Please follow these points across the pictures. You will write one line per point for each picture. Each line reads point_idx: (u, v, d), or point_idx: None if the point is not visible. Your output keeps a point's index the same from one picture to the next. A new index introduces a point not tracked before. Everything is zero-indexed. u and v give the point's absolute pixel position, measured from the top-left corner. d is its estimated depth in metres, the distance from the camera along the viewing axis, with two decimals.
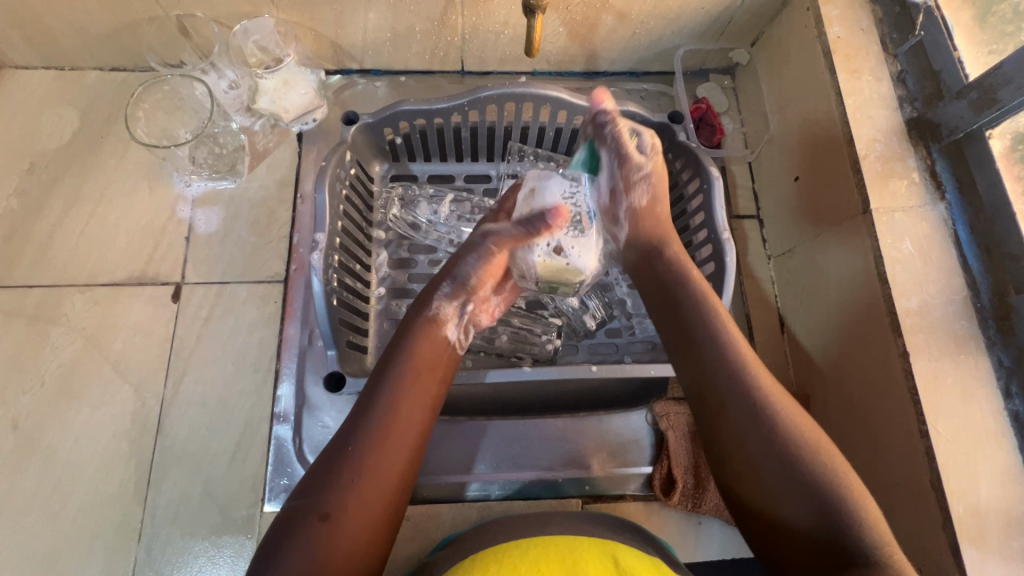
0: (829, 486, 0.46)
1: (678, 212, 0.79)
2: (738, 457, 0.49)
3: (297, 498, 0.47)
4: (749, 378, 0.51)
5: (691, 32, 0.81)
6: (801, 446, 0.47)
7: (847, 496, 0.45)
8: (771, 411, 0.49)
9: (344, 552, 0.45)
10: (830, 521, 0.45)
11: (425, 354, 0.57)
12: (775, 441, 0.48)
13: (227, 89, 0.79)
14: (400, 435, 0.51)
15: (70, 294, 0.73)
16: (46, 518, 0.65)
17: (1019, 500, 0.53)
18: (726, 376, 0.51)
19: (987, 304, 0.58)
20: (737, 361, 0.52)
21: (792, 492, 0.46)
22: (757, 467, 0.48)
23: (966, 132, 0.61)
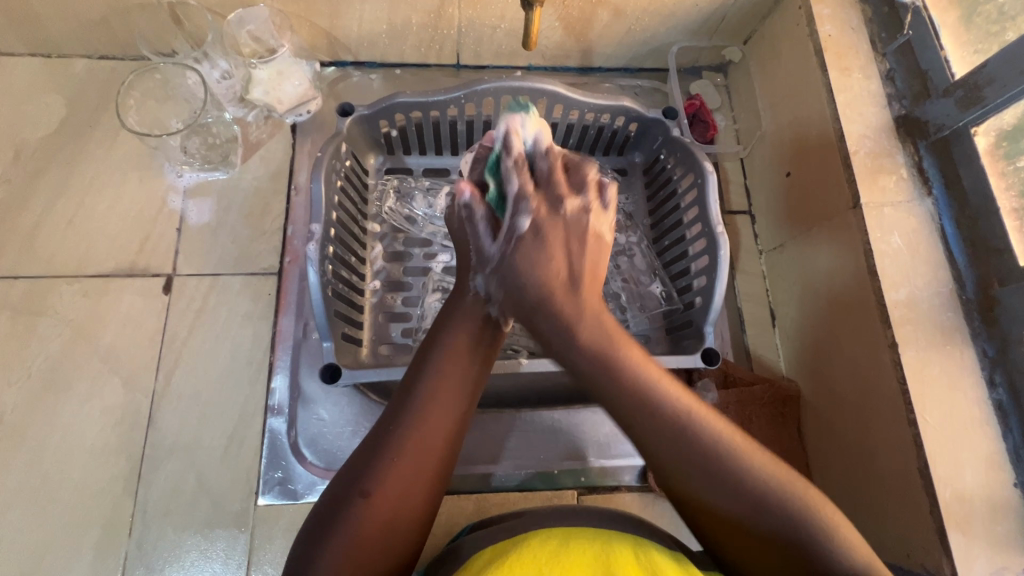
0: (774, 501, 0.42)
1: (671, 207, 0.80)
2: (678, 482, 0.44)
3: (342, 474, 0.48)
4: (664, 399, 0.45)
5: (685, 29, 0.82)
6: (735, 464, 0.43)
7: (799, 506, 0.42)
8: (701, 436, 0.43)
9: (381, 530, 0.46)
10: (791, 533, 0.41)
11: (468, 334, 0.54)
12: (705, 457, 0.43)
13: (219, 78, 0.78)
14: (440, 414, 0.50)
15: (57, 285, 0.71)
16: (33, 513, 0.64)
17: (1002, 486, 0.54)
18: (638, 402, 0.45)
19: (972, 296, 0.59)
20: (633, 375, 0.46)
21: (739, 511, 0.42)
22: (703, 495, 0.43)
23: (952, 129, 0.62)
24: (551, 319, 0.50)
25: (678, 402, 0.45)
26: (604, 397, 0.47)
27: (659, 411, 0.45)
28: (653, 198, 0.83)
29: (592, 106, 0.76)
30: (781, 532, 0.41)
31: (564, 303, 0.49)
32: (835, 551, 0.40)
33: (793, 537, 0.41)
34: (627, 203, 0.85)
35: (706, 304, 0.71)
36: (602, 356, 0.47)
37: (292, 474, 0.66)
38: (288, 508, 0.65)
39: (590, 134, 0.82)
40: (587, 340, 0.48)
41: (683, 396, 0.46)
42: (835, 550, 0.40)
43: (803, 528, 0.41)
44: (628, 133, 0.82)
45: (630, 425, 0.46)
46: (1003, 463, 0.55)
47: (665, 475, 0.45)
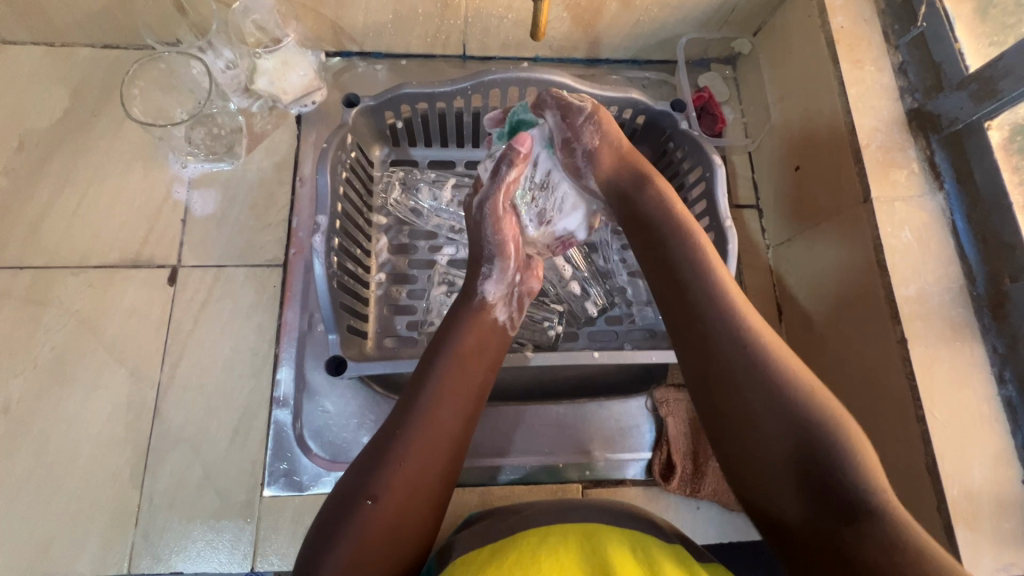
0: (836, 437, 0.43)
1: (679, 201, 0.79)
2: (736, 422, 0.46)
3: (348, 478, 0.49)
4: (761, 346, 0.47)
5: (694, 21, 0.81)
6: (809, 404, 0.44)
7: (855, 446, 0.42)
8: (779, 371, 0.46)
9: (387, 534, 0.46)
10: (852, 499, 0.41)
11: (475, 337, 0.58)
12: (775, 392, 0.45)
13: (224, 68, 0.76)
14: (444, 417, 0.52)
15: (62, 276, 0.71)
16: (40, 502, 0.64)
17: (1010, 482, 0.54)
18: (738, 336, 0.48)
19: (983, 292, 0.59)
20: (738, 319, 0.49)
21: (795, 447, 0.43)
22: (761, 423, 0.45)
23: (966, 123, 0.61)
24: (692, 269, 0.53)
25: (772, 342, 0.48)
26: (691, 328, 0.51)
27: (755, 346, 0.47)
28: None
29: (600, 98, 0.75)
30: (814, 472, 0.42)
31: (694, 255, 0.54)
32: (875, 494, 0.41)
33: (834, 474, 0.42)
34: None
35: None
36: (721, 299, 0.50)
37: (298, 466, 0.66)
38: (293, 498, 0.65)
39: None
40: (713, 287, 0.51)
41: (767, 333, 0.48)
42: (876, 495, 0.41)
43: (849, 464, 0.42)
44: (636, 125, 0.81)
45: (709, 353, 0.49)
46: (1011, 460, 0.55)
47: (725, 411, 0.47)
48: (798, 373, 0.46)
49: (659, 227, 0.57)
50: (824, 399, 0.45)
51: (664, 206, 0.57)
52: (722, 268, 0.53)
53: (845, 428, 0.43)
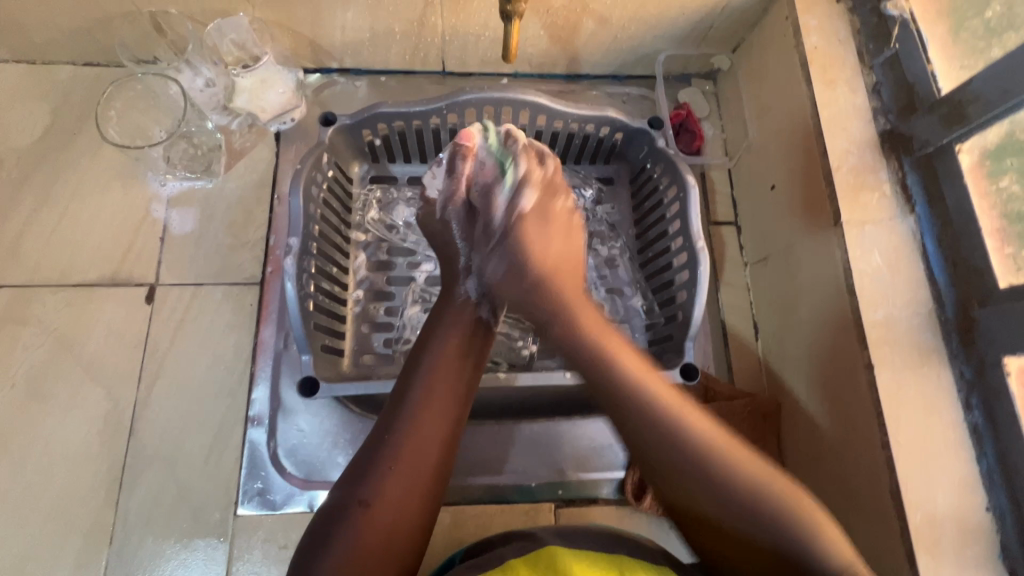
0: (760, 499, 0.45)
1: (656, 219, 0.79)
2: (671, 485, 0.48)
3: (340, 484, 0.49)
4: (653, 399, 0.49)
5: (673, 37, 0.81)
6: (722, 464, 0.46)
7: (789, 510, 0.44)
8: (686, 437, 0.47)
9: (384, 538, 0.46)
10: (778, 542, 0.44)
11: (465, 333, 0.57)
12: (697, 471, 0.46)
13: (202, 87, 0.78)
14: (434, 415, 0.51)
15: (41, 294, 0.72)
16: (16, 520, 0.65)
17: (975, 509, 0.54)
18: (630, 407, 0.50)
19: (951, 317, 0.59)
20: (643, 395, 0.49)
21: (743, 521, 0.45)
22: (687, 484, 0.47)
23: (937, 146, 0.61)
24: (591, 355, 0.53)
25: (674, 411, 0.49)
26: (608, 409, 0.52)
27: (645, 414, 0.49)
28: (639, 208, 0.83)
29: (575, 117, 0.75)
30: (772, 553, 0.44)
31: (583, 340, 0.55)
32: (819, 556, 0.43)
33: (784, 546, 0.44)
34: (612, 212, 0.84)
35: (686, 318, 0.70)
36: (604, 364, 0.52)
37: (272, 485, 0.67)
38: (267, 517, 0.66)
39: (575, 143, 0.81)
40: (606, 368, 0.52)
41: (664, 395, 0.50)
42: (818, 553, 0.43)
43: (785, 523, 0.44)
44: (614, 142, 0.81)
45: (623, 425, 0.50)
46: (977, 486, 0.55)
47: (665, 488, 0.49)
48: (704, 430, 0.48)
49: (551, 288, 0.60)
50: (743, 454, 0.47)
51: (530, 281, 0.60)
52: (596, 329, 0.55)
53: (764, 488, 0.45)
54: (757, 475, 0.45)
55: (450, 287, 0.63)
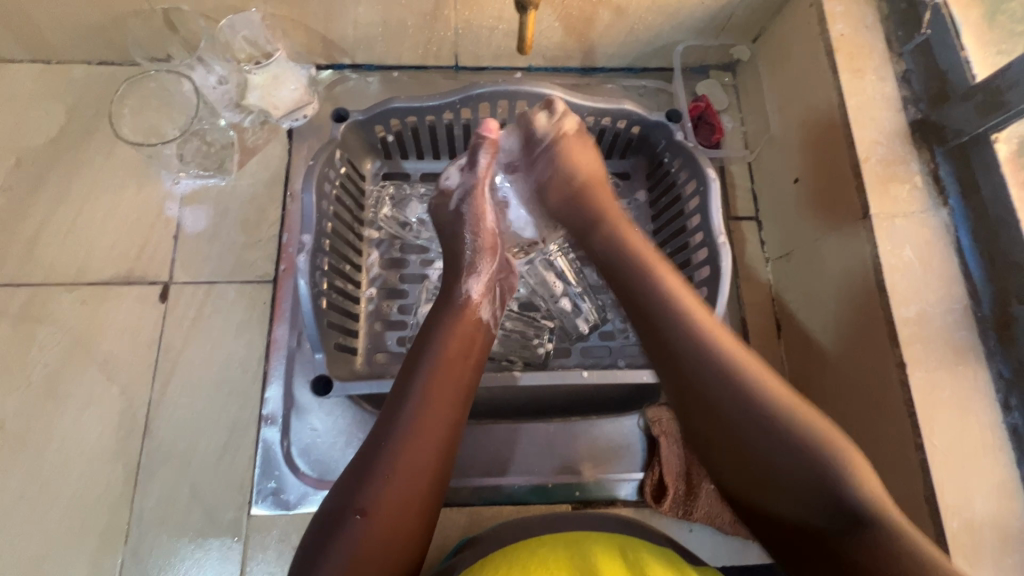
0: (798, 435, 0.45)
1: (675, 213, 0.77)
2: (719, 437, 0.48)
3: (336, 496, 0.48)
4: (693, 321, 0.51)
5: (691, 28, 0.79)
6: (761, 385, 0.47)
7: (820, 446, 0.44)
8: (721, 358, 0.49)
9: (382, 546, 0.45)
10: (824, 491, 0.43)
11: (459, 338, 0.56)
12: (745, 404, 0.47)
13: (215, 84, 0.77)
14: (431, 420, 0.50)
15: (57, 293, 0.72)
16: (35, 518, 0.65)
17: (1015, 514, 0.52)
18: (689, 339, 0.50)
19: (988, 313, 0.56)
20: (692, 326, 0.51)
21: (778, 457, 0.45)
22: (723, 407, 0.47)
23: (971, 135, 0.59)
24: (643, 277, 0.55)
25: (719, 340, 0.50)
26: (663, 344, 0.51)
27: (704, 342, 0.50)
28: (656, 203, 0.81)
29: (592, 110, 0.74)
30: (816, 491, 0.43)
31: (637, 276, 0.55)
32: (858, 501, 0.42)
33: (819, 486, 0.43)
34: (629, 208, 0.82)
35: None
36: (656, 297, 0.53)
37: (285, 484, 0.66)
38: (281, 517, 0.65)
39: (592, 137, 0.79)
40: (665, 294, 0.52)
41: (713, 328, 0.51)
42: (854, 491, 0.42)
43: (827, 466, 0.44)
44: (630, 136, 0.79)
45: (681, 371, 0.50)
46: (1016, 491, 0.52)
47: (693, 404, 0.49)
48: (743, 363, 0.49)
49: (606, 226, 0.61)
50: (777, 385, 0.48)
51: (574, 184, 0.65)
52: (667, 274, 0.55)
53: (815, 431, 0.45)
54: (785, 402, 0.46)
55: (450, 283, 0.62)
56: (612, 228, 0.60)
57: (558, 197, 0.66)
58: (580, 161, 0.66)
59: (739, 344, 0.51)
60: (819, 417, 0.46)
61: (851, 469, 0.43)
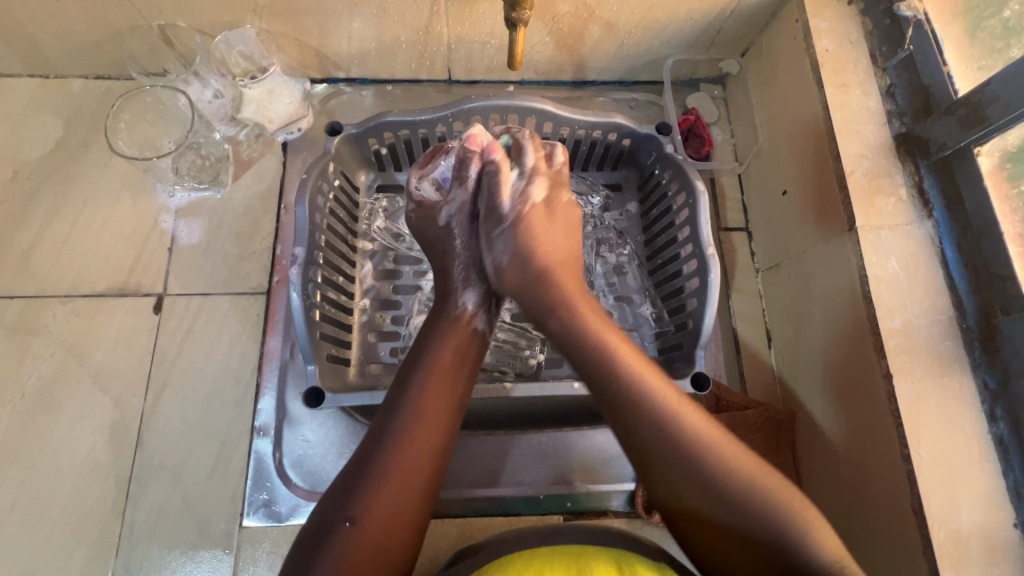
0: (755, 500, 0.44)
1: (666, 224, 0.78)
2: (672, 497, 0.47)
3: (327, 503, 0.47)
4: (646, 388, 0.49)
5: (681, 42, 0.80)
6: (716, 454, 0.46)
7: (790, 514, 0.44)
8: (682, 425, 0.47)
9: (373, 555, 0.45)
10: (775, 540, 0.43)
11: (451, 353, 0.56)
12: (704, 485, 0.45)
13: (210, 98, 0.79)
14: (425, 429, 0.50)
15: (52, 305, 0.72)
16: (25, 530, 0.65)
17: (1002, 524, 0.52)
18: (641, 414, 0.48)
19: (973, 324, 0.57)
20: (651, 402, 0.48)
21: (745, 523, 0.44)
22: (677, 486, 0.46)
23: (954, 149, 0.59)
24: (591, 350, 0.52)
25: (685, 416, 0.48)
26: (614, 410, 0.50)
27: (652, 415, 0.48)
28: (648, 214, 0.82)
29: (582, 123, 0.75)
30: (766, 540, 0.43)
31: (570, 329, 0.55)
32: (813, 558, 0.42)
33: (782, 545, 0.43)
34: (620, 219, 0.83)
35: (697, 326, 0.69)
36: (609, 365, 0.51)
37: (277, 496, 0.66)
38: (272, 529, 0.65)
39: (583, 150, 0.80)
40: (617, 365, 0.51)
41: (663, 389, 0.49)
42: (812, 547, 0.42)
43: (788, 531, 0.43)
44: (621, 148, 0.80)
45: (628, 433, 0.49)
46: (1002, 502, 0.53)
47: (651, 476, 0.48)
48: (706, 432, 0.47)
49: (552, 278, 0.59)
50: (732, 452, 0.46)
51: (535, 271, 0.60)
52: (618, 339, 0.53)
53: (792, 508, 0.44)
54: (739, 465, 0.45)
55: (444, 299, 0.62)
56: (563, 292, 0.58)
57: (519, 276, 0.60)
58: (541, 244, 0.61)
59: (693, 404, 0.50)
60: (790, 491, 0.45)
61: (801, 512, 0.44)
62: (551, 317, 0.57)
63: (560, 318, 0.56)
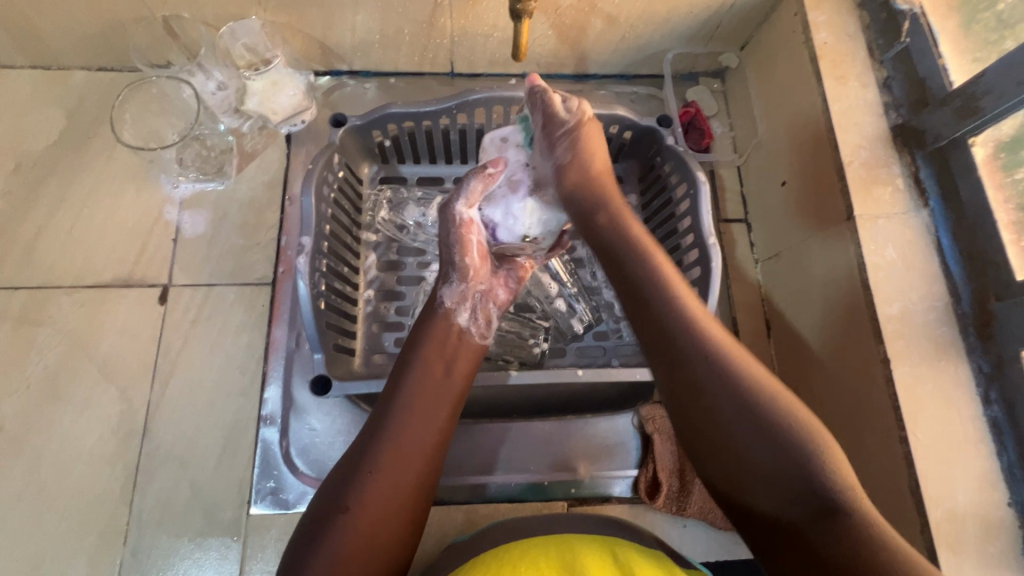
0: (801, 452, 0.44)
1: (667, 215, 0.78)
2: (724, 449, 0.47)
3: (323, 493, 0.49)
4: (709, 334, 0.50)
5: (681, 36, 0.81)
6: (769, 404, 0.46)
7: (796, 434, 0.45)
8: (757, 395, 0.47)
9: (365, 543, 0.46)
10: (819, 496, 0.43)
11: (444, 350, 0.57)
12: (733, 394, 0.47)
13: (214, 90, 0.78)
14: (418, 423, 0.51)
15: (57, 296, 0.73)
16: (32, 519, 0.65)
17: (996, 504, 0.54)
18: (705, 351, 0.49)
19: (968, 310, 0.58)
20: (703, 330, 0.51)
21: (774, 455, 0.45)
22: (732, 425, 0.46)
23: (949, 139, 0.61)
24: (662, 301, 0.53)
25: (731, 350, 0.49)
26: (654, 323, 0.53)
27: (712, 351, 0.49)
28: (648, 206, 0.83)
29: None
30: (804, 490, 0.43)
31: (642, 258, 0.56)
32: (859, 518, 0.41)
33: (800, 468, 0.44)
34: None
35: None
36: (680, 310, 0.52)
37: (285, 484, 0.67)
38: (280, 517, 0.66)
39: None
40: (681, 308, 0.52)
41: (729, 344, 0.50)
42: (830, 475, 0.43)
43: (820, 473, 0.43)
44: (623, 140, 0.81)
45: (698, 383, 0.48)
46: (997, 483, 0.54)
47: (706, 429, 0.48)
48: (767, 383, 0.48)
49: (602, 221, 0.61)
50: (796, 404, 0.47)
51: (585, 172, 0.64)
52: (652, 246, 0.57)
53: (828, 453, 0.44)
54: (799, 418, 0.45)
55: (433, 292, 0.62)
56: (636, 235, 0.59)
57: (577, 178, 0.64)
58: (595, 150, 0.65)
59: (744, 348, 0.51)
60: (820, 428, 0.46)
61: (839, 478, 0.43)
62: (590, 222, 0.61)
63: (606, 217, 0.61)
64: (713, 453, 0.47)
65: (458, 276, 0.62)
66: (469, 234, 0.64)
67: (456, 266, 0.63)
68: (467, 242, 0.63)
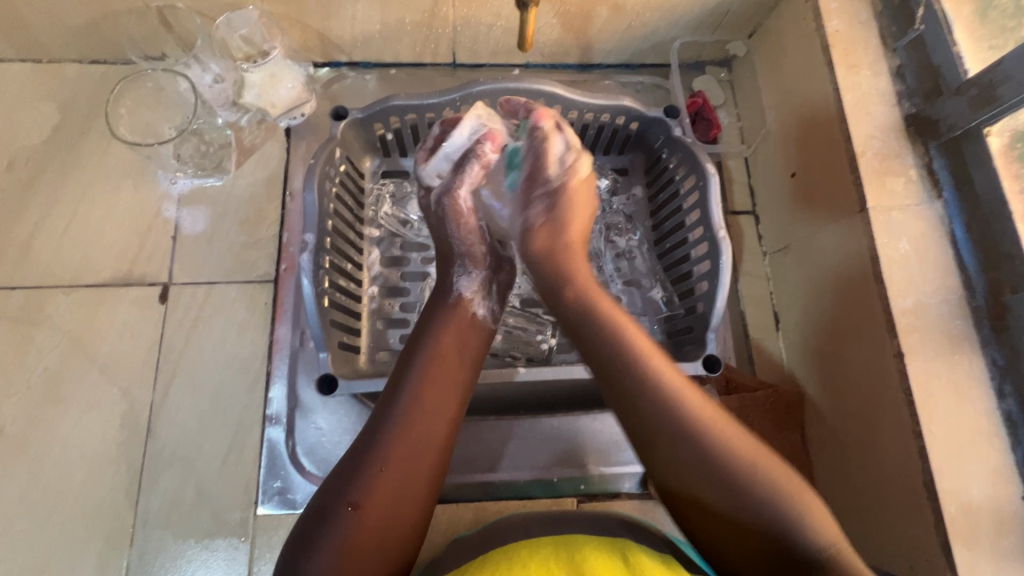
0: (749, 488, 0.45)
1: (673, 209, 0.77)
2: (692, 499, 0.47)
3: (327, 487, 0.48)
4: (658, 385, 0.49)
5: (688, 24, 0.79)
6: (716, 443, 0.47)
7: (777, 494, 0.45)
8: (709, 441, 0.47)
9: (375, 541, 0.45)
10: (783, 544, 0.44)
11: (453, 339, 0.56)
12: (708, 463, 0.46)
13: (211, 83, 0.76)
14: (427, 416, 0.50)
15: (55, 296, 0.71)
16: (37, 522, 0.65)
17: (1011, 499, 0.53)
18: (649, 399, 0.49)
19: (982, 303, 0.57)
20: (655, 380, 0.50)
21: (732, 501, 0.45)
22: (688, 475, 0.47)
23: (965, 129, 0.60)
24: (610, 349, 0.52)
25: (681, 395, 0.49)
26: (610, 382, 0.51)
27: (659, 399, 0.49)
28: (654, 199, 0.81)
29: (592, 106, 0.74)
30: (769, 534, 0.44)
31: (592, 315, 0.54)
32: (811, 539, 0.44)
33: (771, 530, 0.44)
34: (627, 204, 0.83)
35: (708, 309, 0.69)
36: (616, 346, 0.52)
37: (292, 484, 0.66)
38: (287, 517, 0.65)
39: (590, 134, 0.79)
40: (616, 352, 0.52)
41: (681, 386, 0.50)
42: (806, 529, 0.44)
43: (777, 517, 0.44)
44: (629, 132, 0.79)
45: (646, 434, 0.49)
46: (1011, 477, 0.54)
47: (657, 471, 0.49)
48: (715, 429, 0.47)
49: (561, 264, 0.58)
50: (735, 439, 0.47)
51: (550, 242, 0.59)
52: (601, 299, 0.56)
53: (790, 490, 0.45)
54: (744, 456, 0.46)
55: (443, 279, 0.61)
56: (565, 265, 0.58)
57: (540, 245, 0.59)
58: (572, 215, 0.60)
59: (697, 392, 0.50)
60: (784, 472, 0.46)
61: (806, 517, 0.44)
62: (553, 285, 0.58)
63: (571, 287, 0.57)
64: (689, 508, 0.47)
65: (467, 264, 0.62)
66: (473, 222, 0.62)
67: (461, 254, 0.62)
68: (467, 231, 0.62)
